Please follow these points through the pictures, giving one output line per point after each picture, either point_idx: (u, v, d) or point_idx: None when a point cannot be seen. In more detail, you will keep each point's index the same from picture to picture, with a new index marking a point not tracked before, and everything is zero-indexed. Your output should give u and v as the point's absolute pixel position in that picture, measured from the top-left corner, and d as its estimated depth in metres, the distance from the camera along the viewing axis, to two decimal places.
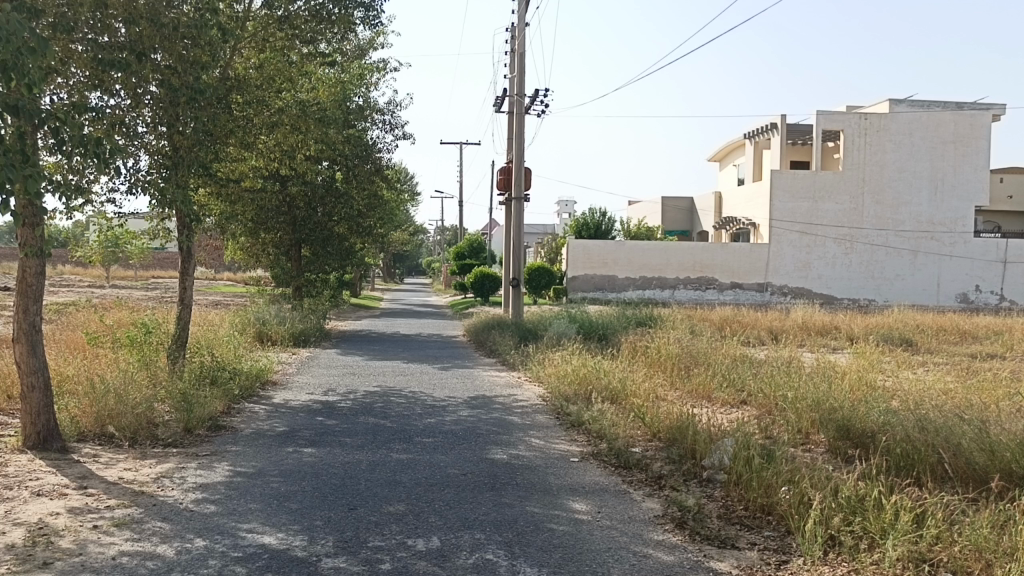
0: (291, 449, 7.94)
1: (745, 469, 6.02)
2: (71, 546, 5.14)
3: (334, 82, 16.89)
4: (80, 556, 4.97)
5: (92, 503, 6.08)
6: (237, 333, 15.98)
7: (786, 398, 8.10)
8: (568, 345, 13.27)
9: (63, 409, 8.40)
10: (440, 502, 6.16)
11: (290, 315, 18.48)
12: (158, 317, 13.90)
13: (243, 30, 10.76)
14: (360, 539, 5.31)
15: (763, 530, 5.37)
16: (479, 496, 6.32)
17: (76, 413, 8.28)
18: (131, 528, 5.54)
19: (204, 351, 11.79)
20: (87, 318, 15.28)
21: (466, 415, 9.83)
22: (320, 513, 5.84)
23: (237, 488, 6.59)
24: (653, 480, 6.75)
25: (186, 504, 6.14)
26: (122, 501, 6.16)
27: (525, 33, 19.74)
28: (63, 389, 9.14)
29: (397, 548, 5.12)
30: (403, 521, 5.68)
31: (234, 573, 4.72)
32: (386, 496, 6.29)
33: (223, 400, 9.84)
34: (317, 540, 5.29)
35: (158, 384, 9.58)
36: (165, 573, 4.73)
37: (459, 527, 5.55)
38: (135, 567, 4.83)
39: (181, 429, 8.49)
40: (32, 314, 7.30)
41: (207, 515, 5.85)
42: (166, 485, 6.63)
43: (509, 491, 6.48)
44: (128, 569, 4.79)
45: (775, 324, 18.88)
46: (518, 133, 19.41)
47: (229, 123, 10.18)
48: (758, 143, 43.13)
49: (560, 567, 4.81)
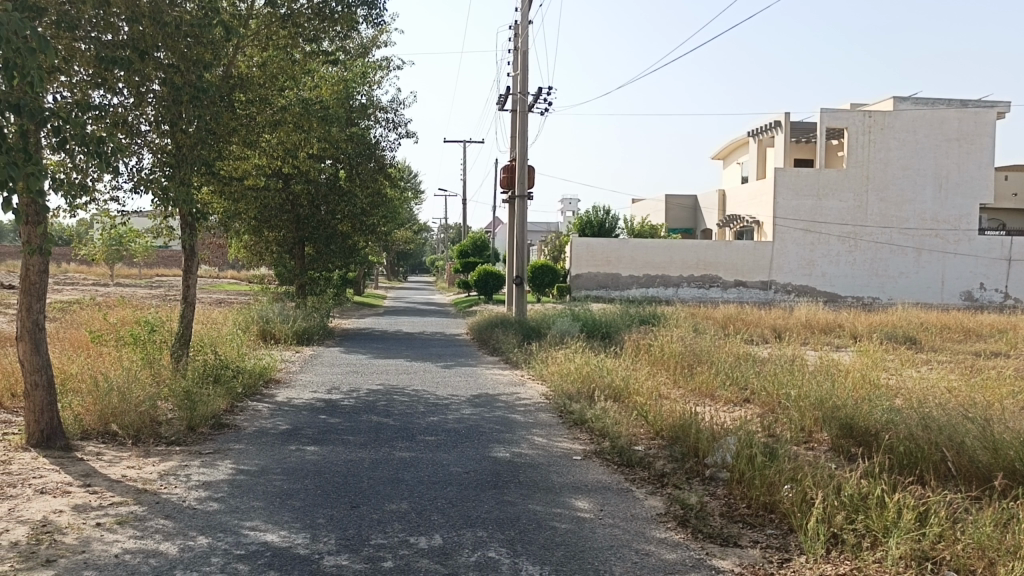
0: (294, 447, 7.95)
1: (747, 467, 6.01)
2: (74, 544, 5.15)
3: (337, 80, 16.89)
4: (83, 554, 4.98)
5: (96, 501, 6.10)
6: (241, 331, 16.01)
7: (789, 397, 8.10)
8: (571, 343, 13.27)
9: (67, 407, 8.43)
10: (442, 500, 6.17)
11: (293, 314, 18.51)
12: (162, 316, 13.89)
13: (245, 28, 10.77)
14: (363, 537, 5.31)
15: (766, 528, 5.37)
16: (482, 495, 6.32)
17: (79, 411, 8.30)
18: (135, 526, 5.55)
19: (207, 350, 11.80)
20: (90, 317, 15.29)
21: (469, 413, 9.84)
22: (323, 511, 5.84)
23: (239, 486, 6.59)
24: (656, 478, 6.75)
25: (190, 502, 6.15)
26: (125, 498, 6.18)
27: (528, 31, 19.72)
28: (67, 387, 9.17)
29: (399, 546, 5.13)
30: (405, 519, 5.69)
31: (237, 570, 4.73)
32: (389, 494, 6.30)
33: (227, 399, 9.86)
34: (320, 537, 5.30)
35: (161, 382, 9.60)
36: (167, 571, 4.74)
37: (461, 525, 5.55)
38: (138, 564, 4.83)
39: (185, 427, 8.50)
40: (35, 312, 7.31)
41: (209, 513, 5.86)
42: (170, 483, 6.64)
43: (511, 489, 6.49)
44: (131, 567, 4.80)
45: (779, 322, 18.86)
46: (521, 132, 19.37)
47: (232, 121, 10.19)
48: (762, 141, 43.08)
49: (561, 565, 4.81)
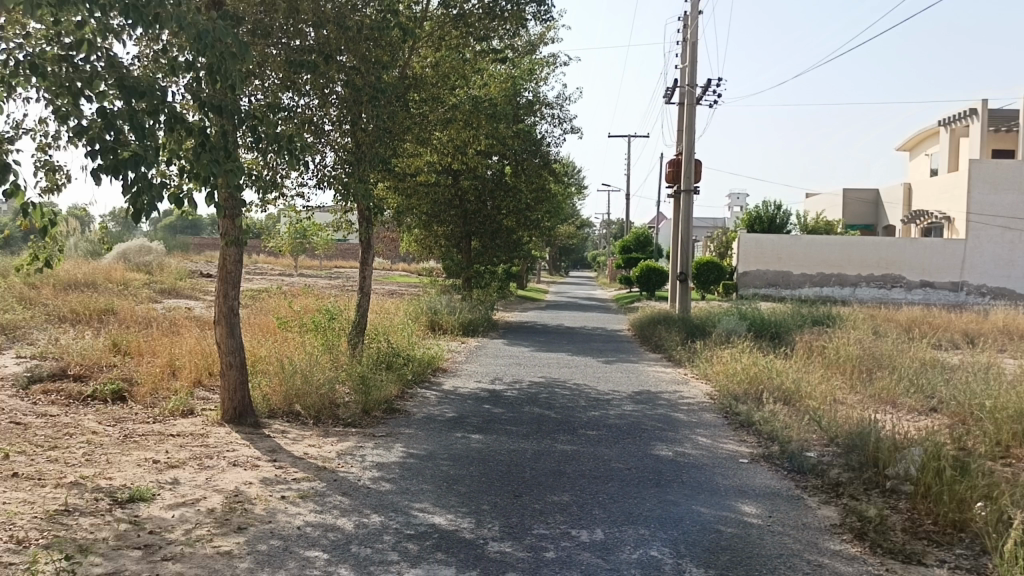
0: (460, 435, 8.20)
1: (935, 481, 5.58)
2: (263, 514, 5.58)
3: (505, 78, 17.22)
4: (270, 524, 5.39)
5: (281, 475, 6.57)
6: (411, 321, 16.73)
7: (984, 408, 7.43)
8: (738, 342, 12.85)
9: (257, 387, 9.14)
10: (604, 495, 6.15)
11: (459, 305, 19.10)
12: (341, 305, 14.75)
13: (420, 30, 11.19)
14: (526, 526, 5.40)
15: (954, 548, 4.96)
16: (644, 492, 6.25)
17: (267, 391, 8.98)
18: (315, 500, 5.94)
19: (381, 338, 12.41)
20: (278, 304, 16.50)
21: (631, 410, 9.76)
22: (489, 499, 5.99)
23: (410, 469, 6.90)
24: (830, 486, 6.41)
25: (364, 481, 6.50)
26: (307, 474, 6.62)
27: (697, 22, 19.23)
28: (257, 368, 9.94)
29: (562, 538, 5.17)
30: (568, 512, 5.73)
31: (407, 549, 4.94)
32: (551, 486, 6.36)
33: (398, 385, 10.33)
34: (485, 523, 5.44)
35: (339, 367, 10.20)
36: (343, 545, 5.03)
37: (623, 521, 5.52)
38: (317, 537, 5.16)
39: (360, 411, 8.99)
40: (230, 298, 7.96)
41: (382, 493, 6.17)
42: (346, 463, 7.05)
43: (674, 488, 6.37)
44: (312, 539, 5.13)
45: (971, 327, 17.36)
46: (689, 126, 18.92)
47: (407, 119, 10.63)
48: (954, 131, 39.78)
49: (727, 569, 4.67)
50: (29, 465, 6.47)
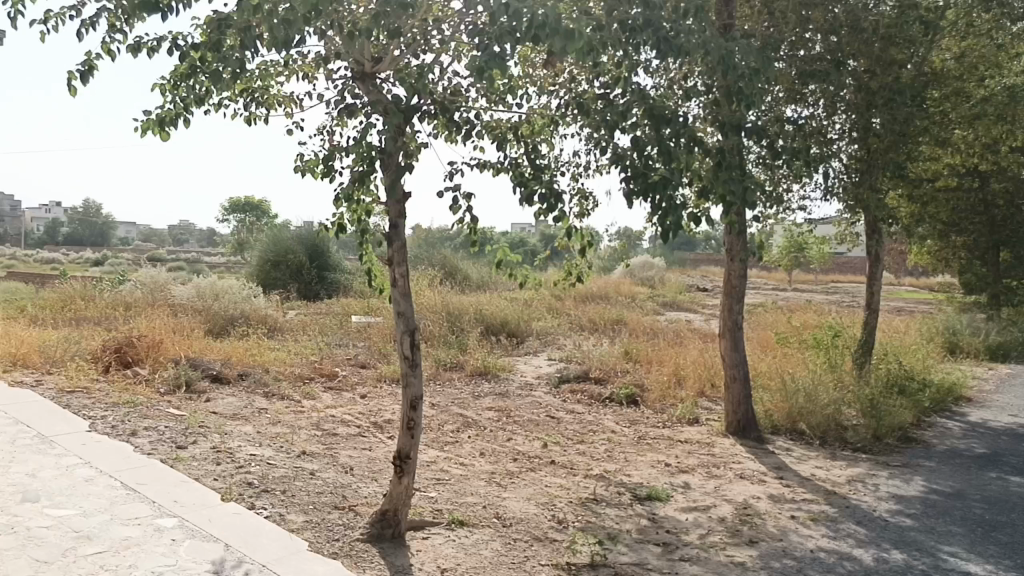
0: (667, 380, 7.40)
1: None
2: (453, 465, 5.15)
3: None
4: (461, 476, 4.94)
5: (473, 424, 6.15)
6: (617, 297, 16.08)
7: None
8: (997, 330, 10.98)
9: (456, 343, 8.89)
10: (846, 478, 5.15)
11: (669, 297, 18.20)
12: (546, 294, 14.28)
13: None
14: (751, 505, 4.57)
15: None
16: (896, 476, 5.17)
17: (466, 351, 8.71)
18: (509, 455, 5.43)
19: (583, 315, 11.90)
20: (483, 283, 16.52)
21: None
22: (713, 477, 5.10)
23: (617, 431, 6.12)
24: None
25: (562, 437, 5.92)
26: (500, 427, 6.15)
27: None
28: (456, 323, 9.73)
29: (797, 524, 4.28)
30: (802, 494, 4.80)
31: (612, 520, 4.29)
32: (779, 462, 5.45)
33: (599, 342, 9.71)
34: (700, 500, 4.66)
35: (540, 347, 9.78)
36: (539, 506, 4.47)
37: (874, 511, 4.51)
38: (510, 495, 4.64)
39: (559, 368, 8.46)
40: None
41: (582, 452, 5.56)
42: (542, 416, 6.51)
43: (935, 475, 5.23)
44: (504, 496, 4.62)
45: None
46: None
47: None
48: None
49: None
50: (230, 383, 6.49)
